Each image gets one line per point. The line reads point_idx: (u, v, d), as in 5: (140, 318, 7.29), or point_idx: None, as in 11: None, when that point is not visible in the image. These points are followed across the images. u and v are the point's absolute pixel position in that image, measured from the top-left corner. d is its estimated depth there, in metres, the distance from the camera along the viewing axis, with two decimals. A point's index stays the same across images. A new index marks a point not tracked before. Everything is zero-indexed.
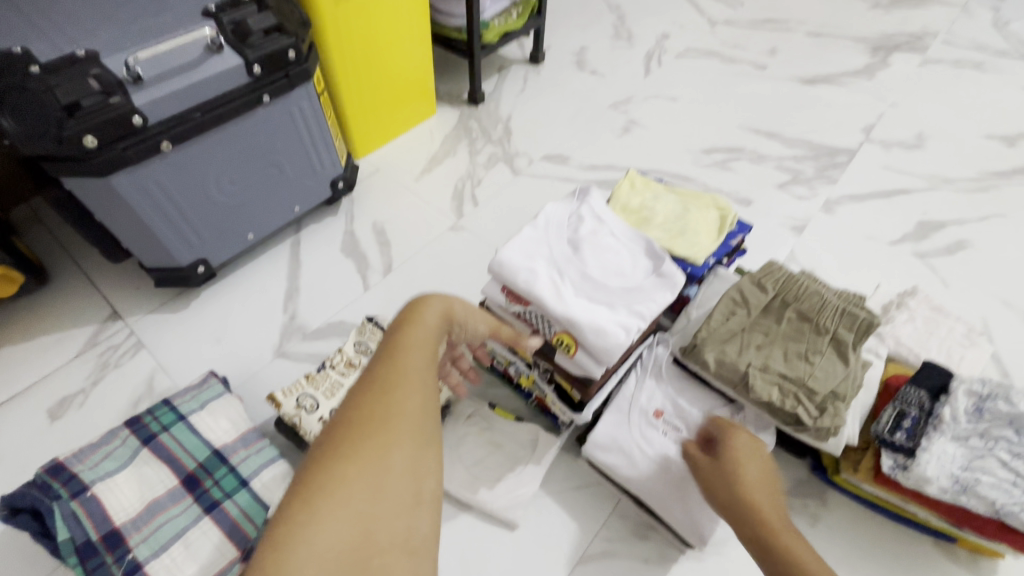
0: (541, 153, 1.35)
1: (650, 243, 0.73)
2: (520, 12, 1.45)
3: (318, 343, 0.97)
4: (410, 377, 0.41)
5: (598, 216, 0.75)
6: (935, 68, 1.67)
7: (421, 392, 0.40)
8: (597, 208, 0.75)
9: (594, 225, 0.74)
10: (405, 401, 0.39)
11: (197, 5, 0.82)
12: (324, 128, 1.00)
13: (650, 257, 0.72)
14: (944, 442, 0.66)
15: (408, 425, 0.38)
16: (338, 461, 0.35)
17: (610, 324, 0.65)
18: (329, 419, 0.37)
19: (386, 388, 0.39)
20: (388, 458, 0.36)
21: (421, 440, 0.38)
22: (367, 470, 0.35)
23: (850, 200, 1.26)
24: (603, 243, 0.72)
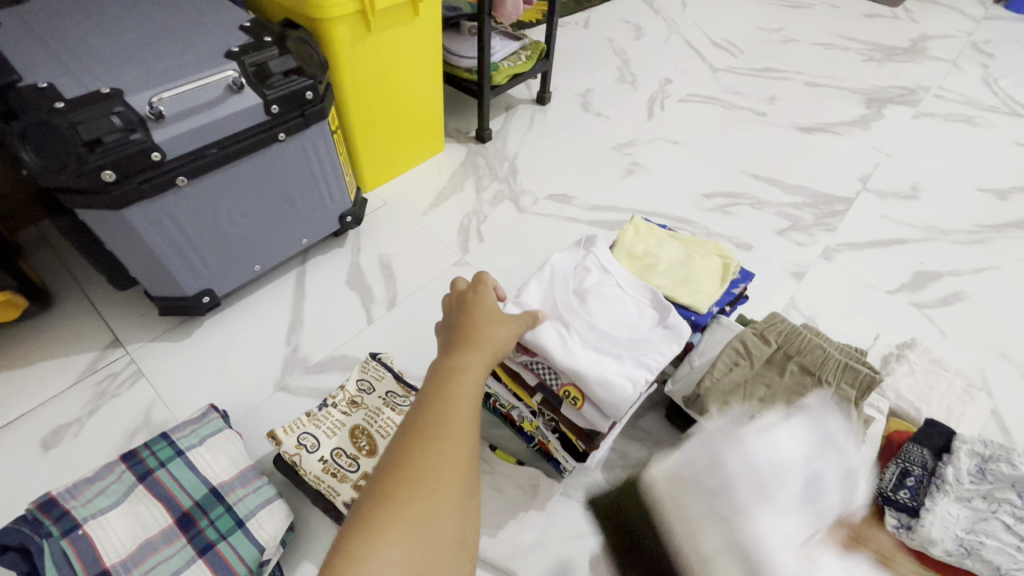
0: (547, 193, 1.38)
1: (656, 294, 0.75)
2: (529, 55, 1.51)
3: (320, 377, 0.97)
4: (457, 427, 0.46)
5: (603, 266, 0.77)
6: (928, 121, 1.73)
7: (466, 443, 0.45)
8: (602, 259, 0.77)
9: (602, 275, 0.75)
10: (454, 451, 0.44)
11: (221, 47, 0.85)
12: (336, 164, 1.02)
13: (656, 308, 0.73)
14: (946, 503, 0.66)
15: (454, 476, 0.43)
16: (395, 503, 0.41)
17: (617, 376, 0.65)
18: (387, 465, 0.43)
19: (435, 436, 0.45)
20: (437, 503, 0.41)
21: (466, 487, 0.43)
22: (420, 513, 0.40)
23: (849, 249, 1.28)
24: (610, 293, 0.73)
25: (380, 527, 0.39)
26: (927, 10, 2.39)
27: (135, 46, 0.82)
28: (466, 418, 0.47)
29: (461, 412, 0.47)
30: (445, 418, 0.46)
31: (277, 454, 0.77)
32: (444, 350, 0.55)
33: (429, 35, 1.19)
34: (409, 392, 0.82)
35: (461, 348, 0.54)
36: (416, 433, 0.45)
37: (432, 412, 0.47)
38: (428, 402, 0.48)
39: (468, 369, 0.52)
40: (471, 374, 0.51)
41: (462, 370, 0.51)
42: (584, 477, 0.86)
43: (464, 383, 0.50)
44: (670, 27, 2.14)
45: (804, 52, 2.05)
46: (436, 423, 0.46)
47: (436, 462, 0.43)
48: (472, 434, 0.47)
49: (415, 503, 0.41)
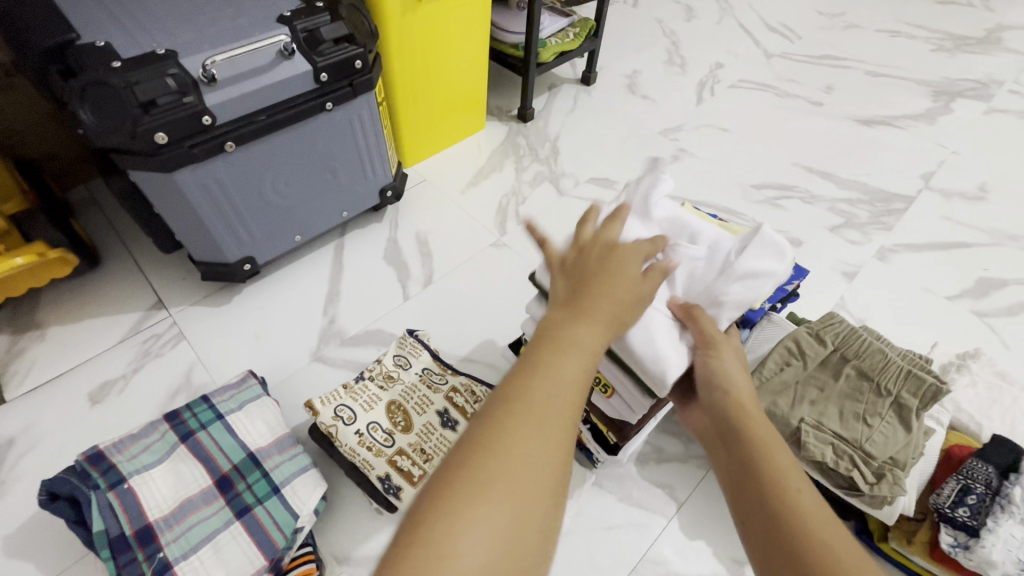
0: (588, 176, 1.34)
1: (762, 232, 0.59)
2: (577, 33, 1.45)
3: (355, 351, 0.97)
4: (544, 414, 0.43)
5: (652, 204, 0.64)
6: (1000, 118, 1.61)
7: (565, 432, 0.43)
8: (657, 192, 0.64)
9: (671, 209, 0.64)
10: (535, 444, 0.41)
11: (273, 11, 0.83)
12: (381, 137, 1.01)
13: (745, 243, 0.59)
14: (1011, 525, 0.62)
15: (541, 462, 0.41)
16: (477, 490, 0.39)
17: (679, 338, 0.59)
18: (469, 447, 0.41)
19: (524, 425, 0.42)
20: (527, 486, 0.40)
21: (558, 481, 0.42)
22: (502, 507, 0.39)
23: (906, 249, 1.21)
24: (685, 239, 0.62)
25: (462, 517, 0.38)
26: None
27: (189, 8, 0.82)
28: (561, 403, 0.43)
29: (567, 399, 0.44)
30: (546, 400, 0.43)
31: (313, 423, 0.78)
32: (552, 317, 0.49)
33: (480, 7, 1.16)
34: (445, 370, 0.81)
35: (576, 320, 0.48)
36: (500, 419, 0.42)
37: (522, 397, 0.43)
38: (521, 386, 0.44)
39: (580, 346, 0.47)
40: (583, 355, 0.47)
41: (569, 350, 0.46)
42: (617, 469, 0.85)
43: (570, 364, 0.46)
44: (724, 9, 2.04)
45: (867, 39, 1.93)
46: (535, 406, 0.43)
47: (524, 445, 0.41)
48: (572, 420, 0.44)
49: (497, 495, 0.39)
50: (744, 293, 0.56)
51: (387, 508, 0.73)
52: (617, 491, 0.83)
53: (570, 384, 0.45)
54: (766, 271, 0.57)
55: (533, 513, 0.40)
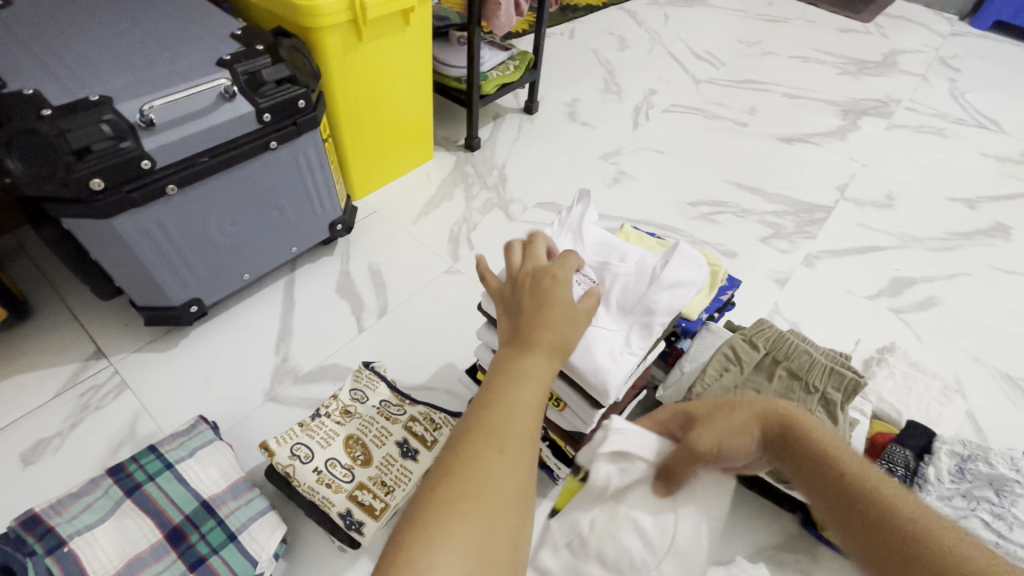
0: (536, 201, 1.39)
1: (681, 247, 0.67)
2: (517, 65, 1.52)
3: (309, 387, 0.95)
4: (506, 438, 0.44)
5: (580, 232, 0.73)
6: (901, 133, 1.79)
7: (526, 455, 0.44)
8: (585, 220, 0.73)
9: (601, 236, 0.74)
10: (502, 469, 0.42)
11: (212, 55, 0.84)
12: (327, 172, 1.02)
13: (667, 258, 0.67)
14: (930, 502, 0.69)
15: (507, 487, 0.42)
16: (447, 513, 0.39)
17: (621, 349, 0.63)
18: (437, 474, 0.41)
19: (490, 450, 0.43)
20: (494, 511, 0.40)
21: (522, 502, 0.42)
22: (473, 529, 0.39)
23: (828, 255, 1.32)
24: (615, 260, 0.71)
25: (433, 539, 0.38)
26: (897, 26, 2.49)
27: (124, 53, 0.81)
28: (522, 427, 0.45)
29: (525, 424, 0.46)
30: (508, 427, 0.44)
31: (269, 465, 0.77)
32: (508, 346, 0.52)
33: (422, 46, 1.21)
34: (403, 401, 0.82)
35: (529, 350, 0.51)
36: (464, 445, 0.43)
37: (485, 423, 0.45)
38: (484, 413, 0.45)
39: (534, 374, 0.49)
40: (538, 381, 0.49)
41: (527, 374, 0.49)
42: None
43: (526, 391, 0.48)
44: (654, 39, 2.18)
45: (782, 65, 2.11)
46: (496, 433, 0.44)
47: (488, 474, 0.42)
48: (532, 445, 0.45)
49: (466, 517, 0.39)
50: (671, 301, 0.64)
51: (349, 545, 0.72)
52: None
53: (529, 409, 0.47)
54: (688, 280, 0.65)
55: (501, 534, 0.40)
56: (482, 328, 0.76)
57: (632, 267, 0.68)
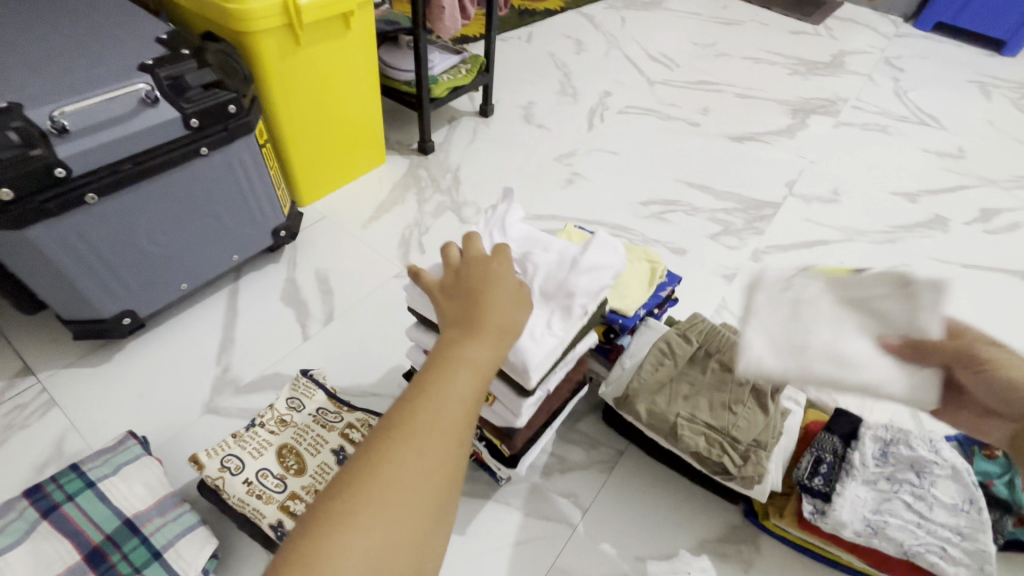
0: (489, 203, 1.38)
1: (599, 237, 0.69)
2: (469, 69, 1.52)
3: (250, 398, 0.93)
4: (431, 435, 0.43)
5: (504, 226, 0.72)
6: (847, 130, 1.85)
7: (452, 452, 0.43)
8: (509, 214, 0.73)
9: (526, 230, 0.73)
10: (421, 467, 0.42)
11: (134, 60, 0.82)
12: (266, 178, 1.00)
13: (586, 245, 0.68)
14: (856, 486, 0.70)
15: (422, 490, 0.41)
16: (355, 512, 0.39)
17: (541, 330, 0.63)
18: (353, 469, 0.41)
19: (410, 448, 0.42)
20: (405, 509, 0.40)
21: (442, 498, 0.42)
22: (380, 528, 0.39)
23: (776, 250, 1.35)
24: (539, 249, 0.70)
25: (336, 537, 0.38)
26: (845, 28, 2.57)
27: (38, 59, 0.79)
28: (451, 423, 0.44)
29: (454, 418, 0.45)
30: (429, 423, 0.43)
31: (201, 479, 0.75)
32: (451, 332, 0.50)
33: (366, 51, 1.20)
34: (341, 408, 0.80)
35: (465, 337, 0.49)
36: (385, 438, 0.42)
37: (410, 418, 0.44)
38: (412, 408, 0.44)
39: (472, 363, 0.47)
40: (474, 371, 0.47)
41: (463, 365, 0.47)
42: (523, 483, 0.87)
43: (460, 384, 0.46)
44: (611, 42, 2.21)
45: (735, 66, 2.16)
46: (418, 430, 0.43)
47: (401, 471, 0.41)
48: (461, 441, 0.44)
49: (374, 514, 0.39)
50: (594, 291, 0.65)
51: None
52: (523, 506, 0.85)
53: (459, 403, 0.45)
54: (607, 264, 0.67)
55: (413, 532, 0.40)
56: (411, 327, 0.74)
57: (553, 255, 0.68)
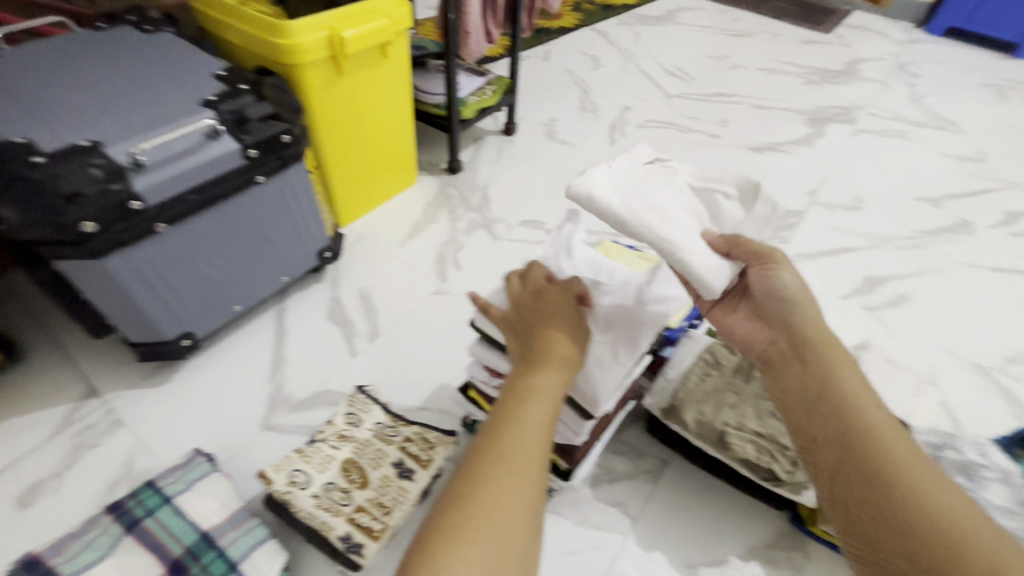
0: (519, 219, 1.42)
1: (663, 267, 0.73)
2: (494, 90, 1.57)
3: (305, 415, 0.97)
4: (520, 455, 0.48)
5: (569, 247, 0.76)
6: (865, 138, 1.87)
7: (539, 470, 0.48)
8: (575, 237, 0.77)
9: (590, 253, 0.76)
10: (517, 482, 0.46)
11: (197, 96, 0.87)
12: (313, 202, 1.05)
13: (652, 275, 0.72)
14: None
15: (521, 503, 0.45)
16: (464, 523, 0.42)
17: (609, 359, 0.67)
18: (456, 487, 0.45)
19: (505, 465, 0.47)
20: (509, 520, 0.44)
21: (536, 512, 0.46)
22: (489, 539, 0.42)
23: (804, 258, 1.37)
24: (603, 275, 0.73)
25: (451, 548, 0.41)
26: (856, 35, 2.60)
27: (111, 99, 0.84)
28: (535, 444, 0.49)
29: (536, 440, 0.50)
30: (518, 443, 0.48)
31: (267, 494, 0.78)
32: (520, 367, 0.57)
33: (401, 76, 1.25)
34: (397, 422, 0.84)
35: (537, 368, 0.56)
36: (481, 459, 0.47)
37: (500, 439, 0.49)
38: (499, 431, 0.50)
39: (544, 391, 0.54)
40: (547, 399, 0.53)
41: (536, 394, 0.53)
42: (572, 494, 0.89)
43: (536, 410, 0.52)
44: (626, 58, 2.26)
45: (749, 77, 2.20)
46: (509, 450, 0.48)
47: (501, 486, 0.45)
48: (544, 460, 0.49)
49: (483, 525, 0.42)
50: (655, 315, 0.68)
51: (348, 567, 0.73)
52: (574, 516, 0.87)
53: (538, 427, 0.51)
54: (673, 296, 0.69)
55: (518, 543, 0.43)
56: (474, 344, 0.76)
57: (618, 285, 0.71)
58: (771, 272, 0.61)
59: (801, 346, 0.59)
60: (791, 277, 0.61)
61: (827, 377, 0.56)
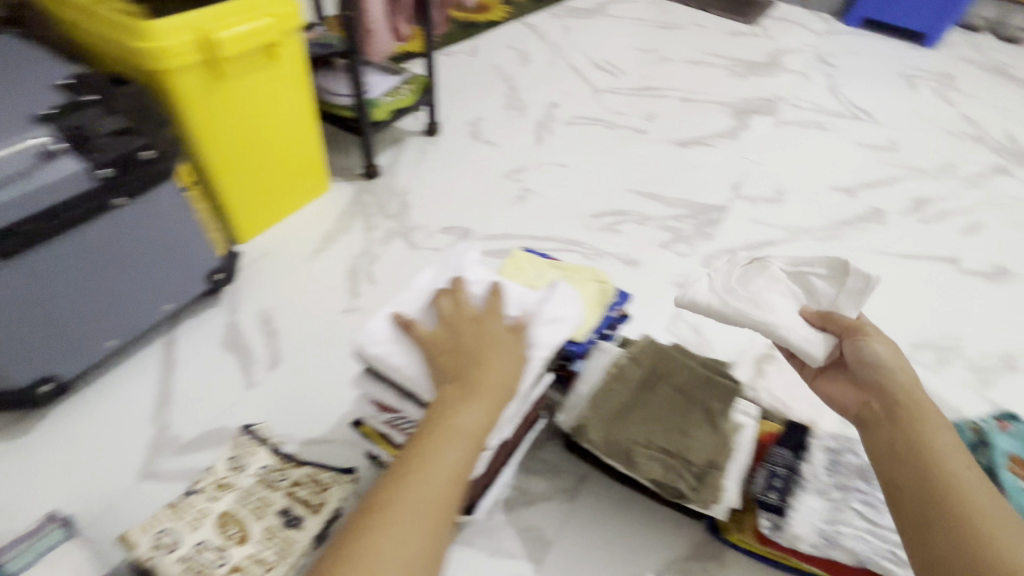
0: (439, 226, 1.35)
1: (560, 285, 0.67)
2: (411, 89, 1.48)
3: (192, 458, 0.88)
4: (418, 509, 0.48)
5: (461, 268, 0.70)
6: (787, 129, 1.91)
7: (438, 522, 0.49)
8: (467, 256, 0.71)
9: (485, 272, 0.70)
10: (408, 537, 0.47)
11: (27, 110, 0.77)
12: (191, 220, 0.97)
13: (548, 294, 0.66)
14: (809, 498, 0.71)
15: (417, 557, 0.47)
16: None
17: None
18: (348, 538, 0.46)
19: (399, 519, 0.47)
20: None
21: (429, 564, 0.47)
22: None
23: (726, 254, 1.37)
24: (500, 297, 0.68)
25: None
26: (780, 27, 2.66)
27: None
28: (439, 494, 0.49)
29: (442, 488, 0.50)
30: (419, 495, 0.49)
31: (132, 559, 0.69)
32: (446, 395, 0.55)
33: (297, 79, 1.15)
34: (286, 464, 0.77)
35: (465, 401, 0.54)
36: (378, 509, 0.48)
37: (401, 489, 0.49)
38: (404, 479, 0.49)
39: (463, 432, 0.52)
40: (465, 441, 0.52)
41: (454, 436, 0.52)
42: (485, 522, 0.85)
43: (451, 455, 0.51)
44: (556, 52, 2.22)
45: (678, 70, 2.20)
46: (407, 502, 0.48)
47: (391, 541, 0.46)
48: (448, 508, 0.50)
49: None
50: (550, 336, 0.63)
51: None
52: (487, 546, 0.83)
53: (448, 473, 0.50)
54: (566, 317, 0.65)
55: None
56: (358, 377, 0.65)
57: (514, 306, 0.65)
58: (863, 343, 0.70)
59: (891, 402, 0.64)
60: (885, 349, 0.69)
61: (912, 432, 0.61)
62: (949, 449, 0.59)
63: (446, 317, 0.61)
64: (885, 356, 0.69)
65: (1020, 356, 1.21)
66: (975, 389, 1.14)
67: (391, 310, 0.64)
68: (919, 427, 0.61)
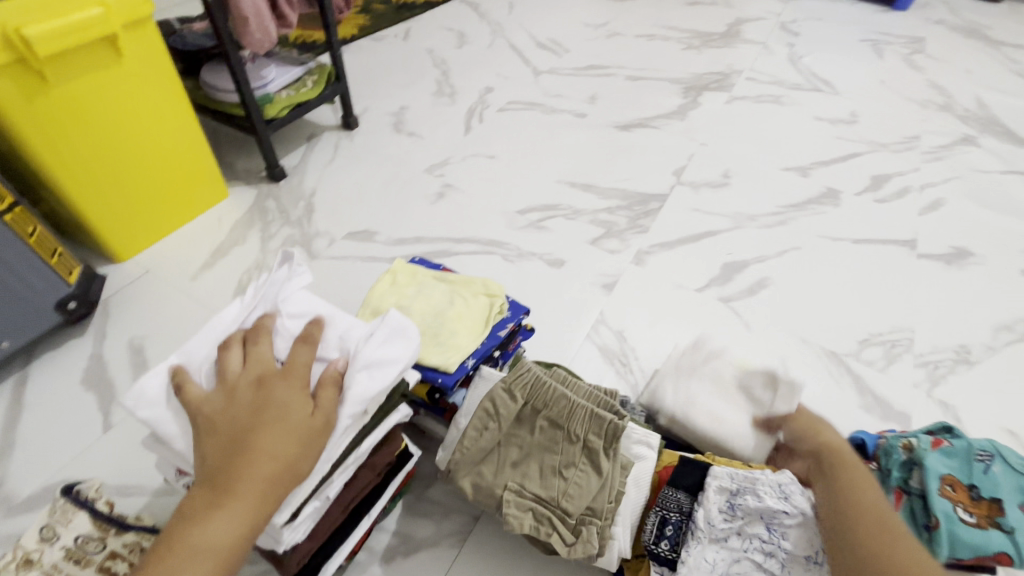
0: (345, 231, 1.23)
1: (389, 317, 0.58)
2: (315, 81, 1.36)
3: (28, 518, 0.78)
4: None
5: (276, 301, 0.59)
6: (739, 105, 1.78)
7: None
8: (283, 285, 0.60)
9: (309, 304, 0.61)
10: None
11: None
12: (22, 251, 0.85)
13: (372, 331, 0.57)
14: (702, 549, 0.62)
15: None
16: None
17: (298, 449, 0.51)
18: None
19: None
20: None
21: None
22: None
23: (660, 249, 1.26)
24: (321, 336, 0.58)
25: None
26: None
27: None
28: None
29: None
30: None
31: None
32: (201, 495, 0.45)
33: (157, 76, 1.02)
34: (107, 532, 0.65)
35: (219, 506, 0.44)
36: None
37: None
38: None
39: (213, 546, 0.43)
40: (214, 557, 0.43)
41: (201, 551, 0.43)
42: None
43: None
44: (496, 31, 2.07)
45: (627, 46, 2.06)
46: None
47: None
48: None
49: None
50: (367, 383, 0.53)
51: None
52: None
53: None
54: (392, 358, 0.55)
55: None
56: (146, 439, 0.54)
57: (333, 349, 0.57)
58: (807, 434, 0.71)
59: (828, 471, 0.64)
60: (834, 442, 0.68)
61: (846, 498, 0.59)
62: (886, 509, 0.58)
63: (230, 377, 0.51)
64: (835, 450, 0.67)
65: (976, 348, 1.11)
66: (924, 389, 1.04)
67: (174, 363, 0.54)
68: (856, 496, 0.59)
